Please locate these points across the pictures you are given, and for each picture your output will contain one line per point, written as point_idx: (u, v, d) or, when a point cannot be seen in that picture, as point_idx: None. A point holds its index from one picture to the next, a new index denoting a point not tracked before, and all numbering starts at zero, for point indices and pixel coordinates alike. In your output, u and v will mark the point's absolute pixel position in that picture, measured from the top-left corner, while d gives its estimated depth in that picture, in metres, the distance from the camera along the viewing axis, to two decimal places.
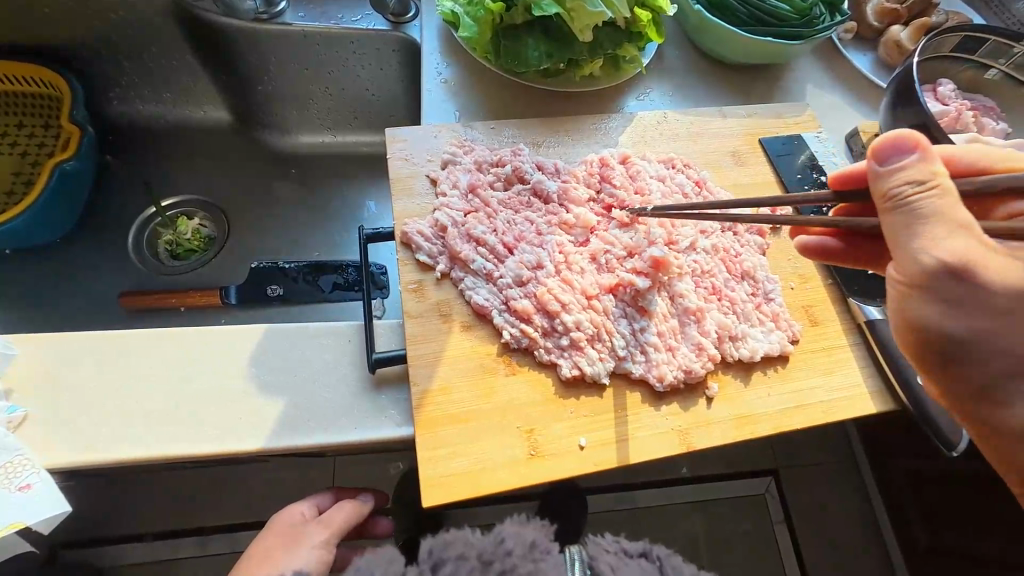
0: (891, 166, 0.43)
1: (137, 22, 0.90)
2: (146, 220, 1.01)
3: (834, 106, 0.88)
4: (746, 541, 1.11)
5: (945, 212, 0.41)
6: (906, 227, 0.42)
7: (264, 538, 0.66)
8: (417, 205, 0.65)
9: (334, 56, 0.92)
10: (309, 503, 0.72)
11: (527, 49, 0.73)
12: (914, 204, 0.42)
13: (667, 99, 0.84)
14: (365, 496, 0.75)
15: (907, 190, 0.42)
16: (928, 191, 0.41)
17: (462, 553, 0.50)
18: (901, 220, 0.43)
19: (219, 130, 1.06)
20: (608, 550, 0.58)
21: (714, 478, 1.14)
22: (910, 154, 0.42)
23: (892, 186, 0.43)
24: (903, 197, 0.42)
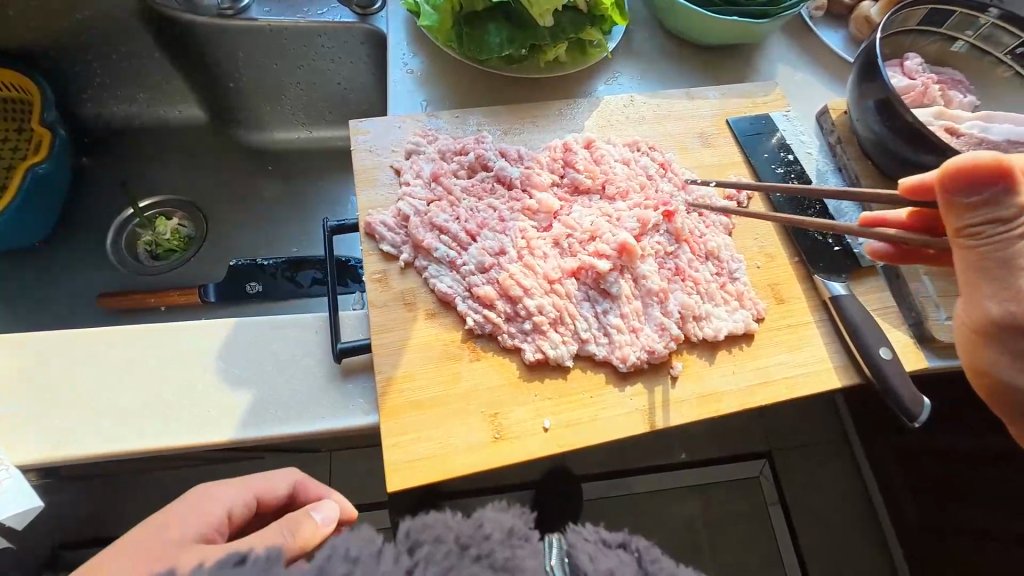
0: (974, 199, 0.43)
1: (103, 22, 0.90)
2: (124, 221, 1.01)
3: (804, 85, 0.88)
4: (743, 522, 1.12)
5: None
6: (988, 263, 0.44)
7: (168, 510, 0.49)
8: (380, 195, 0.65)
9: (303, 50, 0.92)
10: (252, 486, 0.52)
11: (488, 36, 0.73)
12: (998, 241, 0.43)
13: (636, 82, 0.84)
14: (324, 509, 0.49)
15: (993, 227, 0.43)
16: (1011, 229, 0.43)
17: (444, 536, 0.39)
18: (982, 256, 0.44)
19: (194, 128, 1.06)
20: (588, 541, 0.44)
21: (701, 461, 1.15)
22: (989, 187, 0.43)
23: (972, 222, 0.44)
24: (986, 232, 0.43)
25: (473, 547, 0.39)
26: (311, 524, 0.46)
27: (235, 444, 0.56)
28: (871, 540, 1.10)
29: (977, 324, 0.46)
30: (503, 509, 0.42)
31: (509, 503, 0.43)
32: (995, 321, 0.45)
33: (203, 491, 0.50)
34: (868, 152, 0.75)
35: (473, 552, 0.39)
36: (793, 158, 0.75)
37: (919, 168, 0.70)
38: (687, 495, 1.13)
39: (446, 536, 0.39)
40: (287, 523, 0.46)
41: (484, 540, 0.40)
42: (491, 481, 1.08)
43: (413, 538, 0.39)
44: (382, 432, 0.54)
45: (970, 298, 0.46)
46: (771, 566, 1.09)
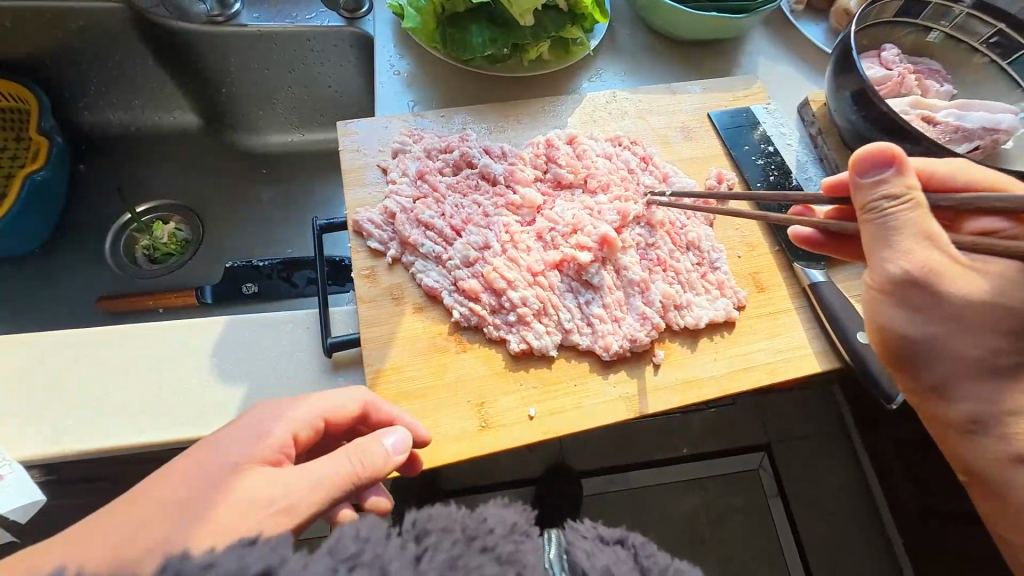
0: (870, 178, 0.47)
1: (96, 31, 0.92)
2: (122, 226, 1.03)
3: (786, 78, 0.89)
4: (741, 515, 1.13)
5: (918, 223, 0.47)
6: (885, 235, 0.48)
7: (231, 428, 0.47)
8: (368, 194, 0.67)
9: (293, 54, 0.93)
10: (318, 407, 0.49)
11: (471, 36, 0.75)
12: (894, 214, 0.47)
13: (620, 79, 0.85)
14: (394, 436, 0.48)
15: (887, 202, 0.47)
16: (902, 204, 0.47)
17: (451, 528, 0.36)
18: (880, 228, 0.48)
19: (189, 133, 1.08)
20: (585, 538, 0.45)
21: (695, 453, 1.16)
22: (885, 169, 0.47)
23: (872, 199, 0.48)
24: (883, 207, 0.47)
25: (481, 540, 0.37)
26: (381, 452, 0.47)
27: None
28: (868, 526, 1.12)
29: (878, 290, 0.50)
30: (507, 504, 0.40)
31: (511, 499, 0.41)
32: (895, 282, 0.48)
33: (270, 410, 0.48)
34: (847, 142, 0.76)
35: (481, 546, 0.36)
36: (773, 149, 0.77)
37: None
38: (683, 486, 1.14)
39: (452, 528, 0.36)
40: (356, 451, 0.46)
41: (491, 536, 0.37)
42: (488, 475, 1.10)
43: (418, 529, 0.36)
44: None
45: (871, 265, 0.50)
46: (770, 558, 1.11)
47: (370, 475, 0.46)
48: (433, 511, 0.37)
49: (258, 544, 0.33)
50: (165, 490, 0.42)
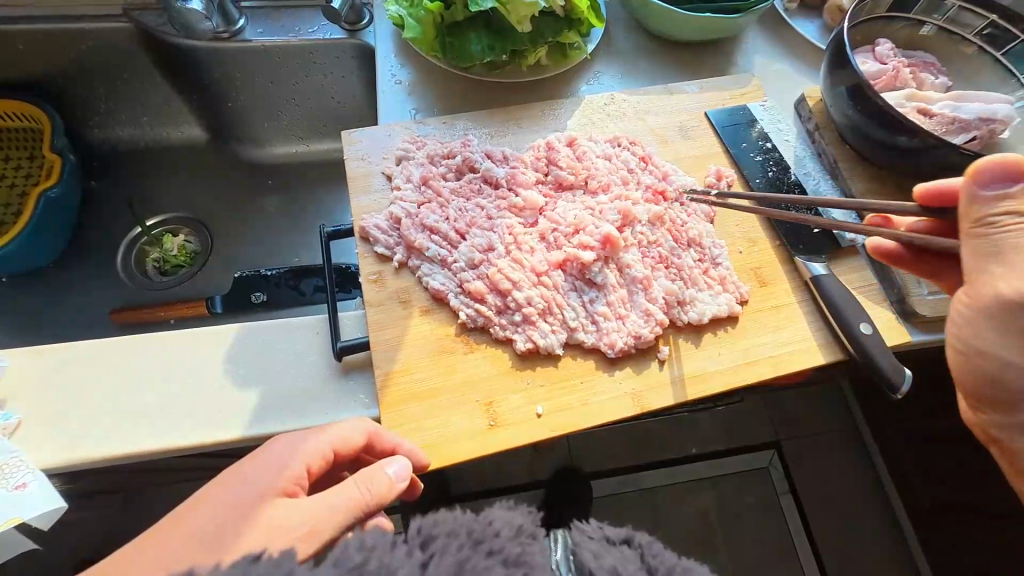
0: (993, 193, 0.45)
1: (106, 51, 0.95)
2: (132, 239, 1.05)
3: (782, 75, 0.90)
4: (751, 513, 1.13)
5: None
6: (994, 252, 0.45)
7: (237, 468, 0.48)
8: (374, 200, 0.68)
9: (297, 67, 0.96)
10: (328, 439, 0.50)
11: (471, 44, 0.76)
12: (1011, 234, 0.44)
13: (618, 80, 0.87)
14: (397, 463, 0.49)
15: (1007, 219, 0.45)
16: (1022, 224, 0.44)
17: (457, 532, 0.39)
18: (993, 245, 0.45)
19: (196, 146, 1.10)
20: (591, 538, 0.46)
21: (704, 452, 1.17)
22: (1014, 184, 0.45)
23: (990, 214, 0.45)
24: (1001, 222, 0.45)
25: (486, 543, 0.39)
26: (385, 480, 0.47)
27: (244, 442, 0.59)
28: (880, 522, 1.12)
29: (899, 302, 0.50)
30: (512, 508, 0.42)
31: (514, 503, 0.43)
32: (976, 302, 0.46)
33: (278, 447, 0.49)
34: (846, 137, 0.77)
35: (488, 549, 0.39)
36: (772, 146, 0.78)
37: (891, 150, 0.72)
38: (693, 485, 1.14)
39: (456, 533, 0.39)
40: (363, 479, 0.47)
41: (495, 540, 0.39)
42: (497, 477, 1.11)
43: (424, 535, 0.38)
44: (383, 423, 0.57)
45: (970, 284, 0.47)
46: (783, 555, 1.10)
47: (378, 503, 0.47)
48: (438, 518, 0.39)
49: (271, 554, 0.34)
50: (192, 521, 0.44)
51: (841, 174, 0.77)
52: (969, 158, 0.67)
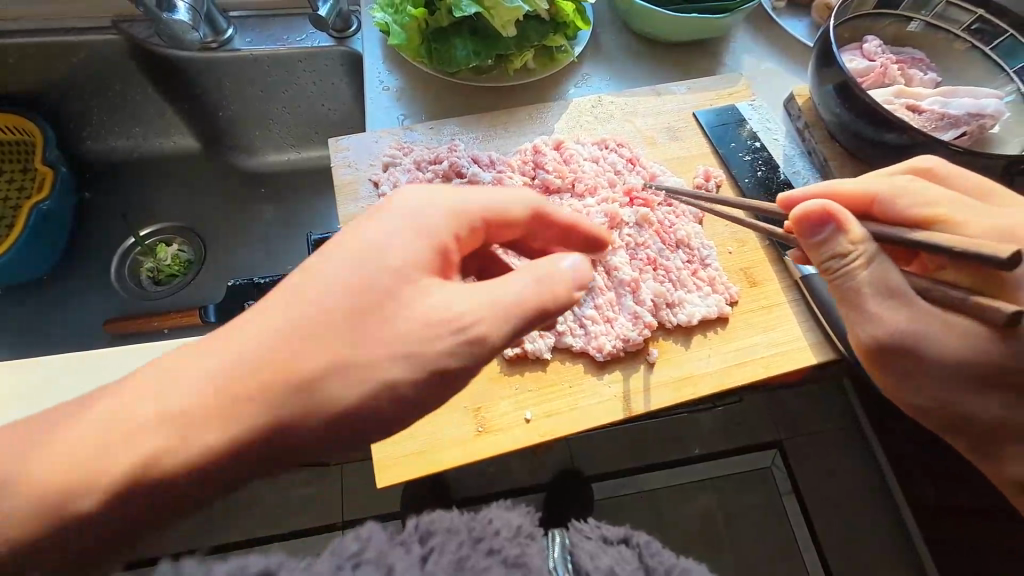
0: (815, 238, 0.52)
1: (98, 64, 0.96)
2: (126, 250, 1.06)
3: (772, 74, 0.90)
4: (753, 514, 1.12)
5: (879, 278, 0.51)
6: (849, 295, 0.52)
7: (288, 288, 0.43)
8: (361, 207, 0.68)
9: (286, 75, 0.96)
10: (479, 207, 0.49)
11: (455, 49, 0.76)
12: (848, 274, 0.52)
13: (606, 82, 0.87)
14: (572, 258, 0.47)
15: (838, 262, 0.52)
16: (852, 261, 0.51)
17: None
18: (841, 287, 0.52)
19: (188, 156, 1.10)
20: (588, 538, 0.68)
21: (707, 453, 1.16)
22: (823, 227, 0.52)
23: (825, 260, 0.53)
24: (836, 265, 0.52)
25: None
26: (567, 276, 0.46)
27: None
28: (885, 522, 1.11)
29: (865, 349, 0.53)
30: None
31: None
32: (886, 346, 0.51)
33: (412, 203, 0.47)
34: (835, 134, 0.77)
35: None
36: (761, 145, 0.77)
37: (880, 146, 0.72)
38: (692, 487, 1.14)
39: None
40: (546, 273, 0.46)
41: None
42: (495, 482, 1.10)
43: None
44: None
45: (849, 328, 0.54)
46: (786, 553, 1.10)
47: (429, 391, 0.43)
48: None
49: None
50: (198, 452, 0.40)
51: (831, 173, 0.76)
52: (957, 154, 0.66)
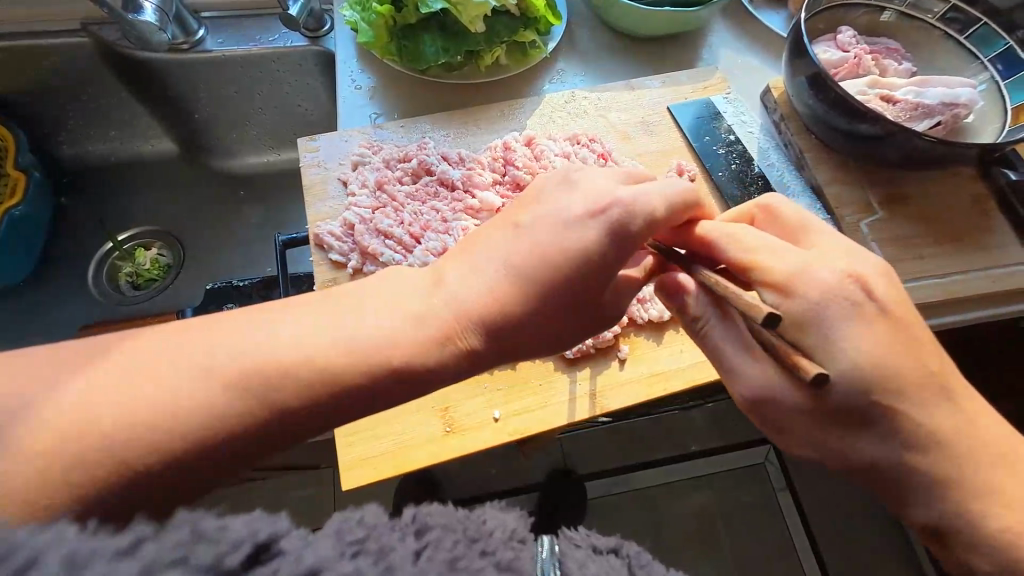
0: (678, 303, 0.49)
1: (70, 67, 0.95)
2: (104, 255, 1.05)
3: (748, 67, 0.89)
4: (740, 510, 1.12)
5: (718, 340, 0.46)
6: (715, 359, 0.46)
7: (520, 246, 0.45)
8: (330, 207, 0.68)
9: (260, 76, 0.96)
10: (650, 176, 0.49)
11: (424, 46, 0.76)
12: (703, 336, 0.47)
13: (580, 77, 0.86)
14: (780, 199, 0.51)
15: (693, 324, 0.48)
16: (700, 322, 0.47)
17: (454, 526, 0.30)
18: (709, 352, 0.47)
19: (165, 159, 1.09)
20: (577, 547, 0.44)
21: (703, 450, 1.15)
22: (679, 293, 0.49)
23: (690, 324, 0.48)
24: (700, 326, 0.47)
25: (482, 542, 0.31)
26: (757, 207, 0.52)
27: None
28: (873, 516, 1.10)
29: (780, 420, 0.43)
30: (504, 509, 0.34)
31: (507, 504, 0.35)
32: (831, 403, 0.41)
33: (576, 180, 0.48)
34: (809, 126, 0.76)
35: (483, 549, 0.30)
36: (735, 138, 0.77)
37: (854, 137, 0.70)
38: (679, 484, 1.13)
39: (453, 526, 0.30)
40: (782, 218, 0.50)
41: (491, 539, 0.31)
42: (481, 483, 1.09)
43: (420, 522, 0.29)
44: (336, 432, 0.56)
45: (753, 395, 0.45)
46: (778, 549, 1.09)
47: (451, 367, 0.42)
48: (431, 505, 0.31)
49: None
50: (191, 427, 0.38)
51: (807, 165, 0.75)
52: (933, 143, 0.65)
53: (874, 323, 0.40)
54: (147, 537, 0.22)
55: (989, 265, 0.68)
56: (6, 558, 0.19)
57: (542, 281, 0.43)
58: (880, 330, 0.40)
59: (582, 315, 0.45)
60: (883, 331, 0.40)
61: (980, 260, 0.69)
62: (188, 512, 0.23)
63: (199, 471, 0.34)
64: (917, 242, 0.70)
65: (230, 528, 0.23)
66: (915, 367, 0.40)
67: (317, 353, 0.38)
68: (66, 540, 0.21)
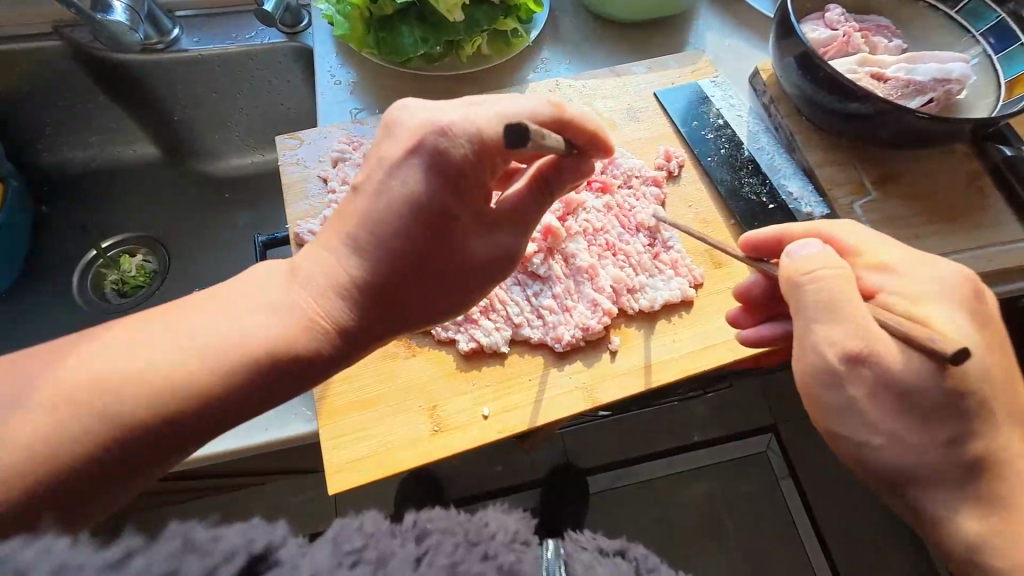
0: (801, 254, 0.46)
1: (47, 73, 0.93)
2: (89, 263, 1.03)
3: (736, 49, 0.87)
4: (744, 501, 1.10)
5: (838, 300, 0.44)
6: (816, 323, 0.45)
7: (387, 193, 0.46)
8: (311, 205, 0.66)
9: (240, 75, 0.94)
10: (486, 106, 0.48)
11: (403, 38, 0.74)
12: (818, 299, 0.45)
13: (565, 65, 0.84)
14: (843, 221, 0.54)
15: (812, 281, 0.45)
16: (828, 280, 0.44)
17: (453, 530, 0.30)
18: (812, 313, 0.45)
19: (148, 164, 1.07)
20: (584, 549, 0.43)
21: (706, 441, 1.14)
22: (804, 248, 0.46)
23: (802, 278, 0.45)
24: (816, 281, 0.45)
25: (483, 545, 0.31)
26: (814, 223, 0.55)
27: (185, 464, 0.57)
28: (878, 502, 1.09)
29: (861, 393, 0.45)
30: (506, 512, 0.35)
31: (510, 508, 0.36)
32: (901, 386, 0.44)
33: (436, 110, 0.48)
34: (799, 108, 0.74)
35: (483, 553, 0.30)
36: (723, 122, 0.75)
37: (844, 116, 0.69)
38: (680, 477, 1.12)
39: (453, 530, 0.30)
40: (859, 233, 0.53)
41: (492, 542, 0.31)
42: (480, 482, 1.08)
43: (420, 528, 0.29)
44: (322, 435, 0.54)
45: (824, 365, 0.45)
46: (782, 537, 1.08)
47: (333, 346, 0.46)
48: (434, 510, 0.31)
49: None
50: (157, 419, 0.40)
51: (798, 147, 0.74)
52: (925, 120, 0.64)
53: (960, 320, 0.45)
54: (137, 548, 0.22)
55: (987, 243, 0.67)
56: (3, 563, 0.20)
57: (387, 244, 0.46)
58: (972, 326, 0.45)
59: (436, 271, 0.48)
60: (973, 331, 0.45)
61: (977, 238, 0.67)
62: (179, 524, 0.24)
63: (182, 424, 0.41)
64: (912, 222, 0.68)
65: (225, 537, 0.24)
66: (983, 364, 0.44)
67: (246, 335, 0.44)
68: (57, 550, 0.21)
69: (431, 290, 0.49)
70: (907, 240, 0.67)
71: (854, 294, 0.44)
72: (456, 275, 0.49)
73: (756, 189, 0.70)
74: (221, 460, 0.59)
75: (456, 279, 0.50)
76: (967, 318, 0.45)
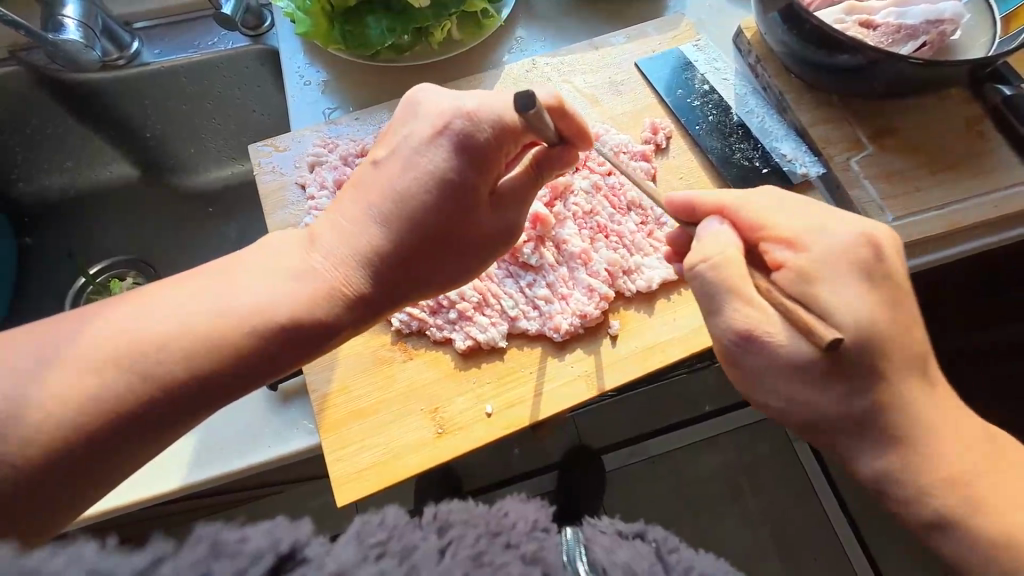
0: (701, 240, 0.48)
1: (10, 100, 0.91)
2: (78, 290, 1.00)
3: (717, 9, 0.83)
4: (759, 467, 1.10)
5: (733, 284, 0.44)
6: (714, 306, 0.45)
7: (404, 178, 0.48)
8: (292, 214, 0.64)
9: (207, 83, 0.92)
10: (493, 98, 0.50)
11: (369, 30, 0.71)
12: (709, 287, 0.45)
13: (540, 43, 0.81)
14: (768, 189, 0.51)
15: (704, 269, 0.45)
16: (717, 266, 0.45)
17: (475, 519, 0.27)
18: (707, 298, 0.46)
19: (125, 184, 1.04)
20: (603, 532, 0.39)
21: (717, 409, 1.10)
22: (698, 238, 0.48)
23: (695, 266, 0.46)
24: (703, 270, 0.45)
25: (506, 535, 0.27)
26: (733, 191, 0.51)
27: (191, 489, 0.56)
28: None
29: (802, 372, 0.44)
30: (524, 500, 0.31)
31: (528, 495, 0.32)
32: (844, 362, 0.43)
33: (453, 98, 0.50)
34: (788, 66, 0.71)
35: (507, 542, 0.27)
36: (709, 87, 0.72)
37: (833, 70, 0.66)
38: (694, 449, 1.12)
39: (475, 520, 0.27)
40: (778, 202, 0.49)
41: (515, 532, 0.28)
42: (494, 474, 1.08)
43: (442, 518, 0.26)
44: (326, 447, 0.54)
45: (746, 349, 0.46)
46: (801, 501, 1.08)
47: (351, 312, 0.48)
48: (451, 502, 0.28)
49: None
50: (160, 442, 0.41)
51: (788, 107, 0.71)
52: (918, 66, 0.61)
53: (861, 292, 0.43)
54: (165, 553, 0.20)
55: (991, 188, 0.65)
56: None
57: (412, 214, 0.47)
58: (864, 293, 0.43)
59: (440, 245, 0.49)
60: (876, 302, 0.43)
61: (979, 185, 0.65)
62: (205, 527, 0.22)
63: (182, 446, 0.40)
64: (912, 174, 0.66)
65: (251, 538, 0.22)
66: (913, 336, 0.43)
67: (267, 303, 0.45)
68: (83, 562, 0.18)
69: (437, 264, 0.50)
70: (909, 193, 0.65)
71: (744, 275, 0.44)
72: (467, 247, 0.51)
73: (749, 154, 0.68)
74: (248, 474, 0.58)
75: (452, 255, 0.50)
76: (864, 288, 0.43)
